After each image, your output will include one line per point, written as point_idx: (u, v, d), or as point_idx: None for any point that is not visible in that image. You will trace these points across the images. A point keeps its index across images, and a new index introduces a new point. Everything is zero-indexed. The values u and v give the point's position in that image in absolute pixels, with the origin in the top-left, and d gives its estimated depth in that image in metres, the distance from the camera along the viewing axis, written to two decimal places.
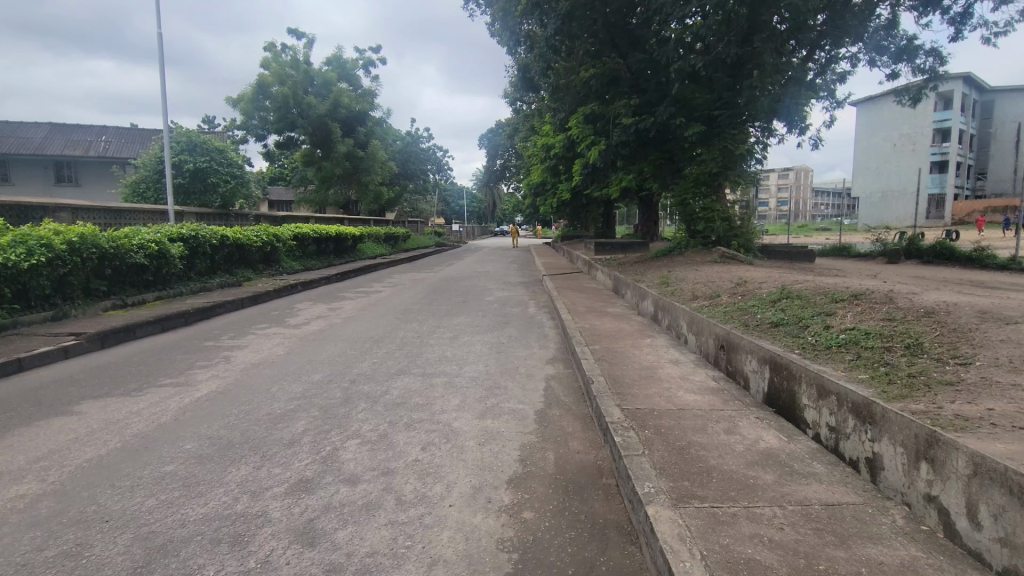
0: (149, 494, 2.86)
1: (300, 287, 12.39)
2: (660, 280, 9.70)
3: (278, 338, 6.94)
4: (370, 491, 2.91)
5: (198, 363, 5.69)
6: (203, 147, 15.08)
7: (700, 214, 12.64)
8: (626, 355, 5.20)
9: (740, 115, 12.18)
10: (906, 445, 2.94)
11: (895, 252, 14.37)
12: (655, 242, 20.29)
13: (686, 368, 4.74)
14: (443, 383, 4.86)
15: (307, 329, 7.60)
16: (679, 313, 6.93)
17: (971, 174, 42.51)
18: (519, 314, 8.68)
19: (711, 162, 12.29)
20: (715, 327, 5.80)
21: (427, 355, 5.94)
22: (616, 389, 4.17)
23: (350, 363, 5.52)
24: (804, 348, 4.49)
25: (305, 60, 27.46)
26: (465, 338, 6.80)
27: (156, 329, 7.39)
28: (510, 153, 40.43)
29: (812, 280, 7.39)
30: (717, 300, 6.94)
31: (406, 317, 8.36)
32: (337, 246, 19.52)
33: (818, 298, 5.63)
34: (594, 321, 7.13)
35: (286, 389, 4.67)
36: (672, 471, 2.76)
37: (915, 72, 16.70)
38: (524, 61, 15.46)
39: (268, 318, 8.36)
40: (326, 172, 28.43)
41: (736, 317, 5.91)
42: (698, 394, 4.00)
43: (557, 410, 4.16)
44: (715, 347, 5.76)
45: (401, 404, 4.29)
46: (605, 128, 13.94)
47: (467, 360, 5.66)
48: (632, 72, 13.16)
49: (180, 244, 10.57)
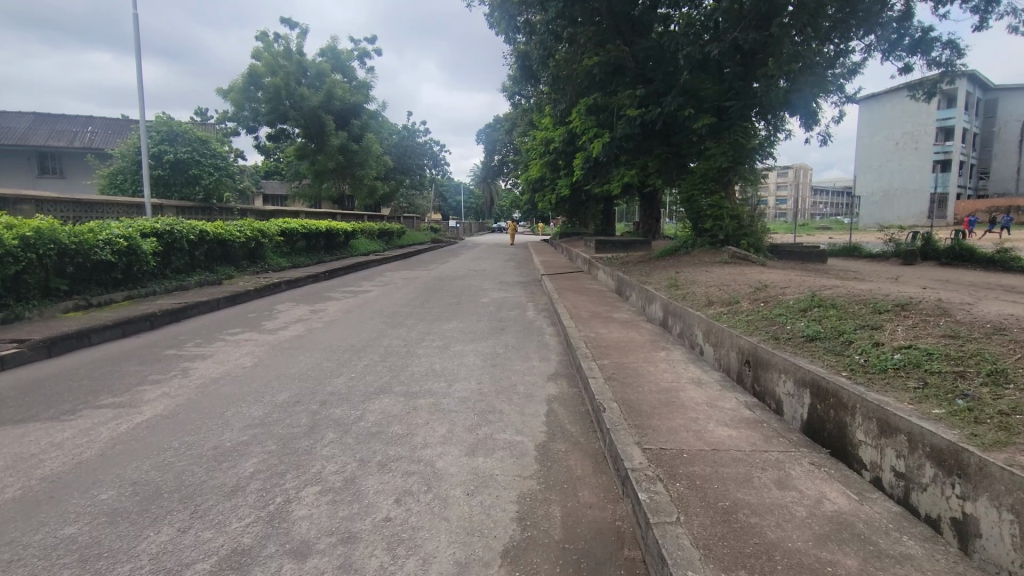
0: (29, 574, 2.16)
1: (284, 286, 11.66)
2: (669, 282, 9.01)
3: (250, 346, 6.25)
4: (322, 570, 2.22)
5: (150, 377, 4.99)
6: (185, 138, 14.33)
7: (709, 211, 12.00)
8: (640, 372, 4.53)
9: (752, 106, 11.49)
10: (1019, 512, 2.25)
11: (910, 253, 13.76)
12: (658, 241, 19.63)
13: (712, 391, 4.07)
14: (428, 406, 4.18)
15: (283, 335, 6.89)
16: (696, 321, 6.26)
17: (973, 173, 41.99)
18: (516, 318, 7.99)
19: (721, 156, 11.60)
20: (739, 340, 5.13)
21: (413, 368, 5.25)
22: (633, 418, 3.50)
23: (324, 379, 4.82)
24: (852, 369, 3.82)
25: (298, 51, 26.66)
26: (456, 347, 6.11)
27: (115, 333, 6.68)
28: (509, 149, 39.78)
29: (840, 285, 6.70)
30: (736, 306, 6.27)
31: (394, 321, 7.66)
32: (328, 242, 18.81)
33: (858, 308, 4.95)
34: (599, 328, 6.47)
35: (244, 412, 3.99)
36: (721, 553, 2.08)
37: (930, 65, 16.03)
38: (523, 50, 14.71)
39: (243, 321, 7.66)
40: (319, 166, 27.65)
41: (762, 328, 5.25)
42: (732, 427, 3.33)
43: (562, 444, 3.48)
44: (739, 362, 5.10)
45: (376, 435, 3.60)
46: (609, 120, 13.21)
47: (458, 376, 4.97)
48: (637, 61, 12.45)
49: (154, 240, 9.87)
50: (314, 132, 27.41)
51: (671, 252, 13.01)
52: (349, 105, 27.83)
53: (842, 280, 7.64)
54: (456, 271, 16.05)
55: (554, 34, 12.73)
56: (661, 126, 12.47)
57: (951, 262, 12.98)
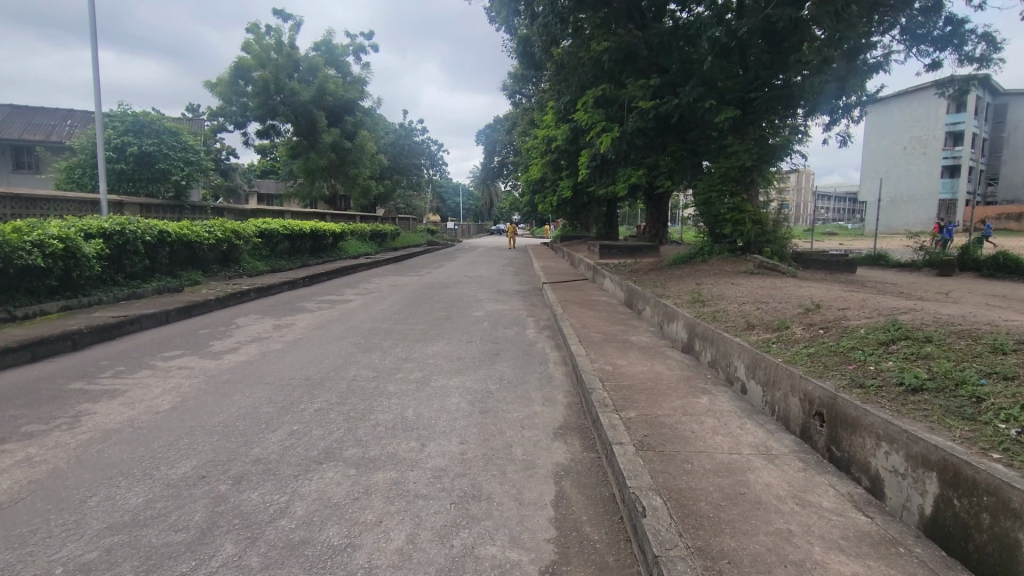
0: None
1: (255, 294, 10.41)
2: (690, 296, 7.81)
3: (182, 377, 5.02)
4: None
5: (24, 428, 3.75)
6: (152, 129, 13.04)
7: (728, 214, 10.79)
8: (683, 434, 3.31)
9: (780, 97, 10.28)
10: None
11: (946, 264, 12.53)
12: (666, 246, 18.38)
13: (791, 471, 2.84)
14: (388, 486, 2.95)
15: (231, 360, 5.67)
16: (737, 351, 5.06)
17: (983, 181, 40.76)
18: (513, 339, 6.75)
19: (744, 154, 10.40)
20: (805, 384, 3.92)
21: (378, 416, 4.01)
22: (691, 532, 2.27)
23: (254, 436, 3.58)
24: (1002, 447, 2.60)
25: (289, 44, 25.30)
26: (438, 382, 4.89)
27: (20, 359, 5.44)
28: (509, 151, 38.53)
29: (912, 306, 5.45)
30: (787, 332, 5.05)
31: (368, 342, 6.43)
32: (314, 244, 17.57)
33: (968, 346, 3.71)
34: (616, 358, 5.27)
35: (118, 500, 2.74)
36: None
37: (963, 61, 14.83)
38: (524, 35, 13.46)
39: (189, 341, 6.44)
40: (310, 164, 26.41)
41: (833, 367, 4.03)
42: (852, 557, 2.11)
43: (581, 572, 2.26)
44: (807, 414, 3.88)
45: (300, 551, 2.36)
46: (619, 114, 12.01)
47: (436, 431, 3.72)
48: (651, 47, 11.28)
49: (100, 242, 8.62)
50: (306, 129, 26.17)
51: (684, 259, 11.81)
52: (343, 101, 26.60)
53: (902, 299, 6.43)
54: (451, 277, 14.83)
55: (558, 18, 11.51)
56: (677, 120, 11.28)
57: (995, 274, 11.75)
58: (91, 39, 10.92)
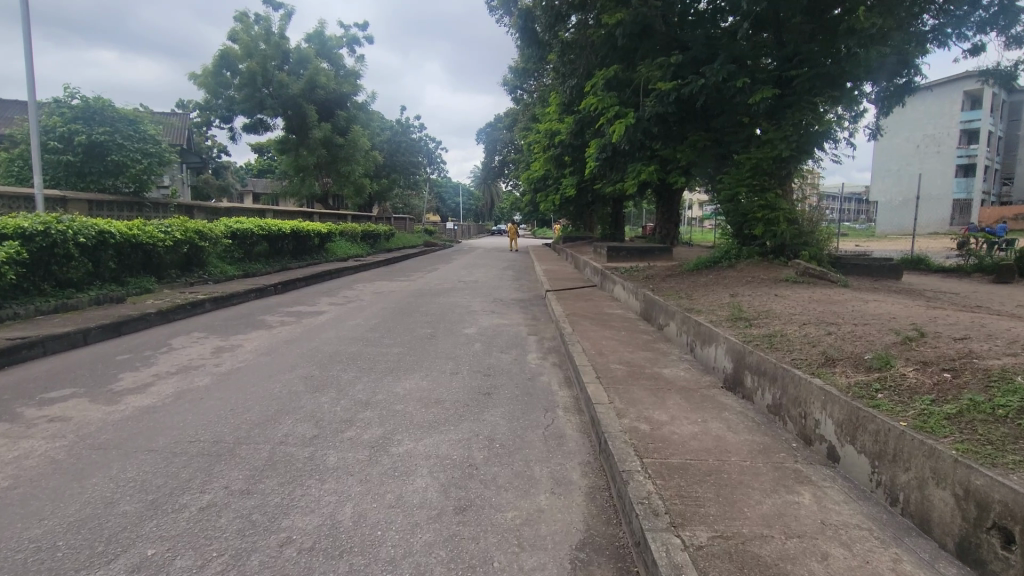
0: None
1: (211, 305, 8.93)
2: (730, 310, 6.34)
3: (41, 438, 3.54)
4: None
5: None
6: (106, 116, 11.60)
7: (759, 211, 9.29)
8: None
9: (825, 76, 8.75)
10: None
11: (1005, 270, 10.93)
12: (678, 249, 16.86)
13: None
14: None
15: (130, 405, 4.21)
16: (821, 401, 3.58)
17: (1000, 180, 38.50)
18: (509, 370, 5.28)
19: (780, 141, 8.89)
20: (971, 477, 2.45)
21: (297, 522, 2.56)
22: None
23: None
24: None
25: (278, 34, 23.86)
26: (403, 446, 3.44)
27: None
28: (510, 149, 36.96)
29: None
30: (892, 374, 3.60)
31: (324, 376, 4.97)
32: (297, 245, 16.11)
33: None
34: (653, 408, 3.83)
35: None
36: None
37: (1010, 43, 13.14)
38: (526, 9, 11.94)
39: (93, 375, 4.98)
40: (300, 161, 24.92)
41: (1009, 447, 2.55)
42: None
43: None
44: (980, 526, 2.39)
45: None
46: (633, 98, 10.54)
47: (380, 562, 2.27)
48: (671, 21, 9.83)
49: (14, 244, 7.14)
50: (296, 124, 24.73)
51: (707, 264, 10.37)
52: (334, 95, 25.13)
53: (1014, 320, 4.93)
54: (443, 282, 13.36)
55: None
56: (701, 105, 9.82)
57: None
58: (24, 11, 9.49)
